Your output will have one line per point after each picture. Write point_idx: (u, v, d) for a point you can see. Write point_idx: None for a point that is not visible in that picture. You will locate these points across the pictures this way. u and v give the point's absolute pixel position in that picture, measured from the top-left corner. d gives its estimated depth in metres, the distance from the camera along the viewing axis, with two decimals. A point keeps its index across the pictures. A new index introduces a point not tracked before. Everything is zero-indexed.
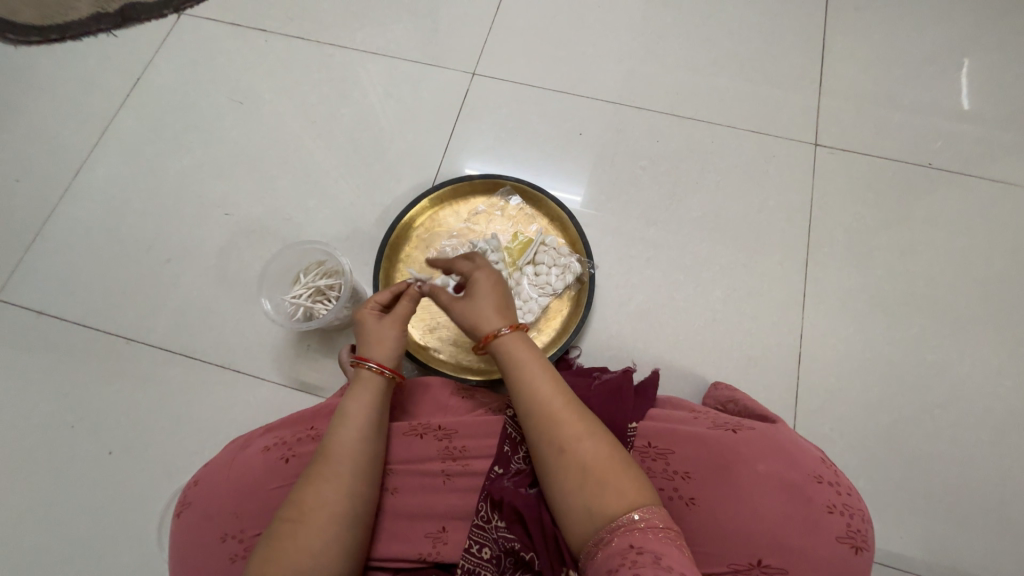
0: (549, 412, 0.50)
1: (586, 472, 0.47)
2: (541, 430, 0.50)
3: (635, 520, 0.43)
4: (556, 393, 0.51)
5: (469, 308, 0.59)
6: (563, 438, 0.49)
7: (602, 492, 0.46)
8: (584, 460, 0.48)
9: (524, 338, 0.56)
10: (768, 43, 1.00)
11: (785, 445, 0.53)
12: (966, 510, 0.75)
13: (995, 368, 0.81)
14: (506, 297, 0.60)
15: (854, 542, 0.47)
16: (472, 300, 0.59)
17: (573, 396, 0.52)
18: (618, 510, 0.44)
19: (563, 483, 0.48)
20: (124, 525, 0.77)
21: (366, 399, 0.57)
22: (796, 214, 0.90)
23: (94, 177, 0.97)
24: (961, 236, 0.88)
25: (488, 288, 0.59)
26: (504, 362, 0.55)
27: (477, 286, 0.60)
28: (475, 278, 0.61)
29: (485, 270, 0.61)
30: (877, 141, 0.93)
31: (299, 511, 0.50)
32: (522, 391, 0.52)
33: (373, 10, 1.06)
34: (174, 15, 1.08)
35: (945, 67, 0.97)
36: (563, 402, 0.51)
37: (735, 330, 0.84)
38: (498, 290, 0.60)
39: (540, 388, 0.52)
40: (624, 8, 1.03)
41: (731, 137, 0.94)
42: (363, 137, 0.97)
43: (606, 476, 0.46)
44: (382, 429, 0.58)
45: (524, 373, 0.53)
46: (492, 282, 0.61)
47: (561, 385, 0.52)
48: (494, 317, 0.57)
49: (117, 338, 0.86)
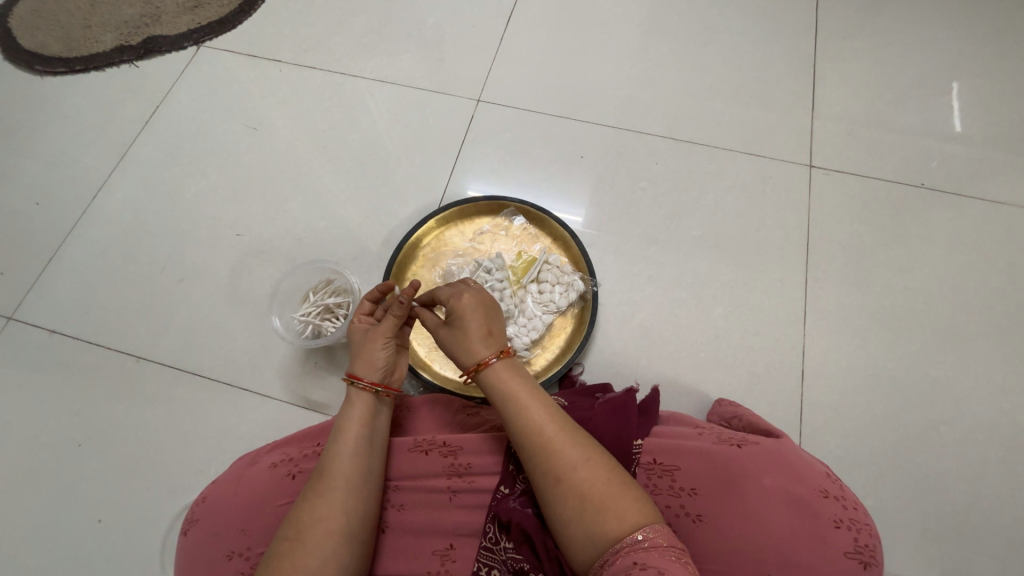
0: (543, 441, 0.50)
1: (586, 497, 0.47)
2: (538, 459, 0.50)
3: (638, 540, 0.44)
4: (549, 419, 0.51)
5: (454, 335, 0.58)
6: (559, 466, 0.49)
7: (604, 516, 0.46)
8: (585, 485, 0.47)
9: (513, 367, 0.55)
10: (761, 70, 1.04)
11: (790, 461, 0.53)
12: (978, 530, 0.74)
13: (999, 385, 0.81)
14: (485, 321, 0.58)
15: (863, 558, 0.47)
16: (457, 325, 0.58)
17: (569, 421, 0.52)
18: (621, 532, 0.45)
19: (564, 509, 0.48)
20: (126, 546, 0.76)
21: (360, 418, 0.58)
22: (794, 233, 0.92)
23: (112, 199, 1.00)
24: (958, 253, 0.89)
25: (465, 314, 0.58)
26: (491, 391, 0.55)
27: (460, 312, 0.58)
28: (456, 305, 0.58)
29: (466, 296, 0.58)
30: (871, 163, 0.96)
31: (298, 530, 0.51)
32: (513, 420, 0.52)
33: (383, 42, 1.11)
34: (194, 47, 1.13)
35: (933, 91, 1.00)
36: (556, 428, 0.51)
37: (737, 347, 0.85)
38: (482, 316, 0.58)
39: (532, 416, 0.52)
40: (622, 39, 1.08)
41: (729, 160, 0.97)
42: (371, 161, 1.01)
43: (606, 500, 0.46)
44: (378, 446, 0.58)
45: (519, 403, 0.53)
46: (475, 308, 0.58)
47: (554, 409, 0.52)
48: (477, 346, 0.56)
49: (127, 356, 0.87)
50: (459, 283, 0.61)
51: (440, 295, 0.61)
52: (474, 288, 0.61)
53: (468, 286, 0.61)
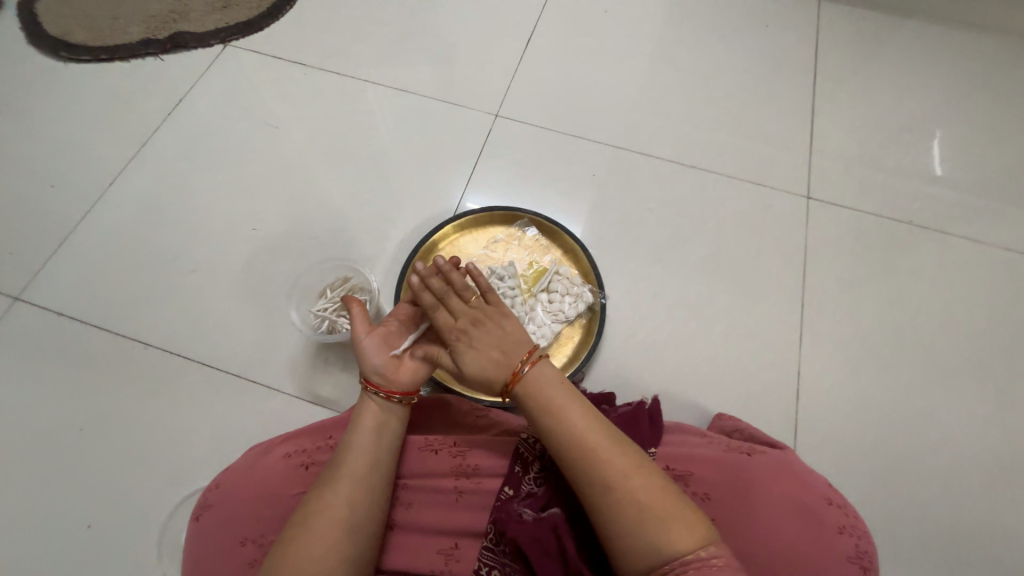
0: (599, 456, 0.51)
1: (648, 511, 0.48)
2: (593, 472, 0.50)
3: (711, 556, 0.45)
4: (603, 433, 0.53)
5: (472, 378, 0.60)
6: (615, 479, 0.49)
7: (669, 531, 0.46)
8: (643, 498, 0.48)
9: (548, 376, 0.57)
10: (763, 106, 1.10)
11: (795, 470, 0.56)
12: (959, 553, 0.77)
13: (980, 414, 0.85)
14: (498, 342, 0.60)
15: (863, 563, 0.49)
16: (469, 368, 0.60)
17: (619, 435, 0.54)
18: (690, 547, 0.46)
19: (623, 523, 0.48)
20: (121, 535, 0.75)
21: (370, 413, 0.59)
22: (791, 259, 0.96)
23: (128, 186, 1.01)
24: (942, 288, 0.95)
25: (482, 337, 0.61)
26: (537, 406, 0.55)
27: (465, 361, 0.60)
28: (458, 358, 0.61)
29: (461, 352, 0.61)
30: (863, 198, 1.02)
31: (306, 517, 0.52)
32: (565, 434, 0.53)
33: (406, 54, 1.15)
34: (220, 46, 1.16)
35: (921, 136, 1.07)
36: (610, 442, 0.52)
37: (737, 365, 0.88)
38: (486, 353, 0.60)
39: (585, 430, 0.52)
40: (635, 67, 1.14)
41: (732, 187, 1.02)
42: (389, 166, 1.04)
43: (671, 515, 0.47)
44: (387, 441, 0.59)
45: (565, 416, 0.53)
46: (476, 351, 0.60)
47: (599, 420, 0.54)
48: (492, 369, 0.59)
49: (134, 343, 0.87)
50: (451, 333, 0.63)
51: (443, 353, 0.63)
52: (465, 331, 0.62)
53: (459, 333, 0.62)
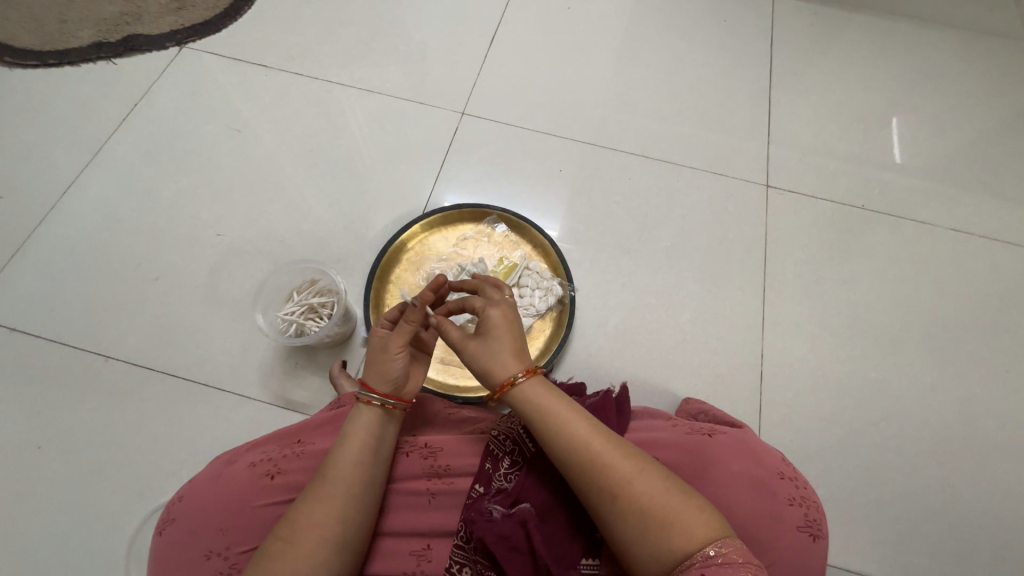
0: (593, 459, 0.51)
1: (648, 513, 0.47)
2: (590, 477, 0.50)
3: (711, 556, 0.44)
4: (594, 433, 0.52)
5: (485, 350, 0.58)
6: (613, 482, 0.49)
7: (669, 534, 0.46)
8: (643, 498, 0.48)
9: (539, 384, 0.56)
10: (723, 98, 1.13)
11: (753, 447, 0.59)
12: (912, 517, 0.82)
13: (929, 385, 0.90)
14: (521, 336, 0.60)
15: (811, 531, 0.53)
16: (490, 338, 0.58)
17: (614, 436, 0.53)
18: (691, 548, 0.45)
19: (625, 528, 0.48)
20: (89, 551, 0.74)
21: (365, 426, 0.58)
22: (752, 246, 1.00)
23: (84, 194, 0.98)
24: (893, 267, 0.99)
25: (508, 327, 0.59)
26: (529, 411, 0.55)
27: (492, 324, 0.59)
28: (489, 315, 0.60)
29: (501, 309, 0.60)
30: (819, 186, 1.06)
31: (291, 533, 0.51)
32: (557, 438, 0.53)
33: (370, 53, 1.14)
34: (176, 48, 1.13)
35: (872, 125, 1.12)
36: (603, 442, 0.52)
37: (703, 349, 0.91)
38: (514, 332, 0.59)
39: (578, 430, 0.52)
40: (598, 63, 1.16)
41: (695, 177, 1.05)
42: (357, 166, 1.03)
43: (670, 517, 0.46)
44: (382, 454, 0.58)
45: (558, 417, 0.53)
46: (508, 322, 0.60)
47: (587, 417, 0.54)
48: (513, 362, 0.57)
49: (94, 356, 0.85)
50: (491, 295, 0.62)
51: (473, 304, 0.62)
52: (508, 301, 0.62)
53: (502, 298, 0.62)
